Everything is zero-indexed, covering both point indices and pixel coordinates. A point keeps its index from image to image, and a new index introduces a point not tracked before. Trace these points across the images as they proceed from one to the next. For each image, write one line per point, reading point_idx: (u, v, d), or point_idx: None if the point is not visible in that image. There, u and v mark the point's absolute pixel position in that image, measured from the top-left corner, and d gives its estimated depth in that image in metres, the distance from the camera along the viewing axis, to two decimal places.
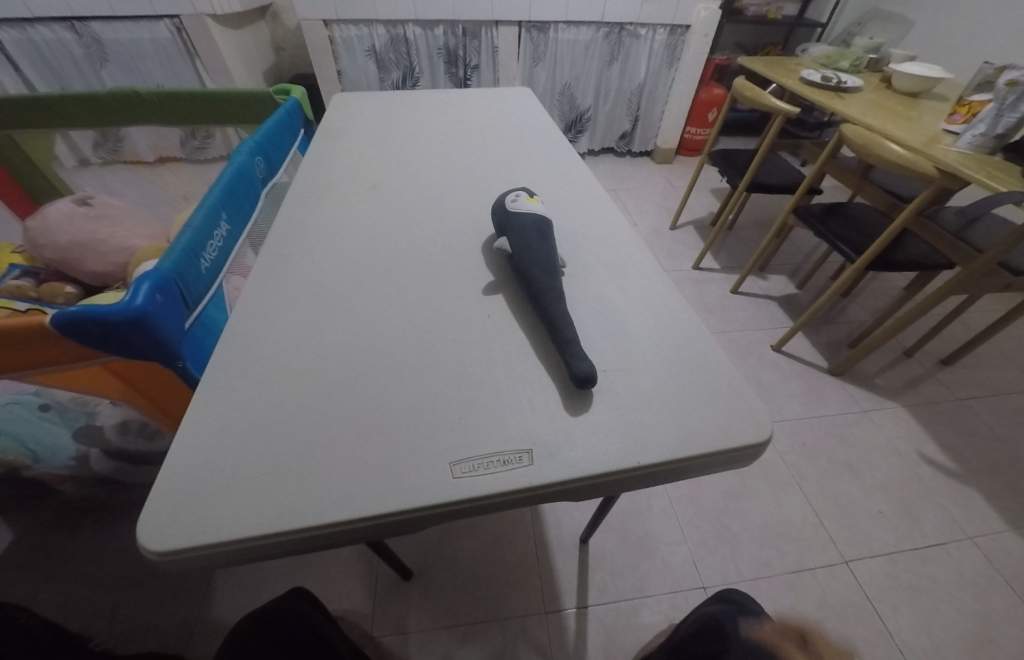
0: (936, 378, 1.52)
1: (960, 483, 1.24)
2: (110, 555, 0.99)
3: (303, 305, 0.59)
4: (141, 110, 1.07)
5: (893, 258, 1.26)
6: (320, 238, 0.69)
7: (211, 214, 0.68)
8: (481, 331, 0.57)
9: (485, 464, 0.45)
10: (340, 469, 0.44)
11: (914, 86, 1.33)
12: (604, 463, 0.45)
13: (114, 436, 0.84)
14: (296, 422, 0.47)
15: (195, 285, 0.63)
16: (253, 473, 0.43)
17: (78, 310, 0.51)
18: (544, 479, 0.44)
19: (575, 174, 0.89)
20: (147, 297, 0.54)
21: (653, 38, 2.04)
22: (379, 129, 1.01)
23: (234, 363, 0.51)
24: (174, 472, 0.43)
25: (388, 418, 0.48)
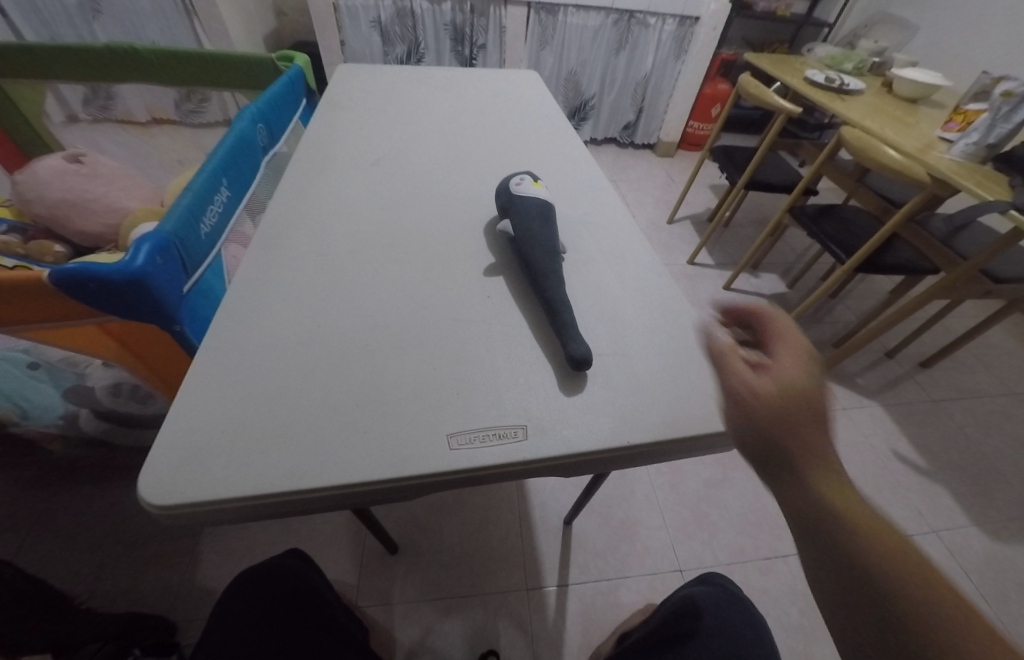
0: (914, 380, 1.57)
1: (929, 481, 1.30)
2: (98, 515, 1.00)
3: (305, 276, 0.59)
4: (137, 69, 1.04)
5: (881, 262, 1.30)
6: (323, 211, 0.69)
7: (212, 180, 0.67)
8: (482, 310, 0.58)
9: (482, 436, 0.46)
10: (340, 436, 0.45)
11: (913, 91, 1.34)
12: (591, 437, 0.47)
13: (103, 399, 0.84)
14: (298, 386, 0.48)
15: (194, 250, 0.63)
16: (256, 434, 0.44)
17: (78, 267, 0.51)
18: (537, 452, 0.46)
19: (579, 160, 0.89)
20: (148, 258, 0.53)
21: (661, 27, 2.01)
22: (384, 104, 1.00)
23: (238, 328, 0.52)
24: (176, 430, 0.44)
25: (388, 390, 0.49)
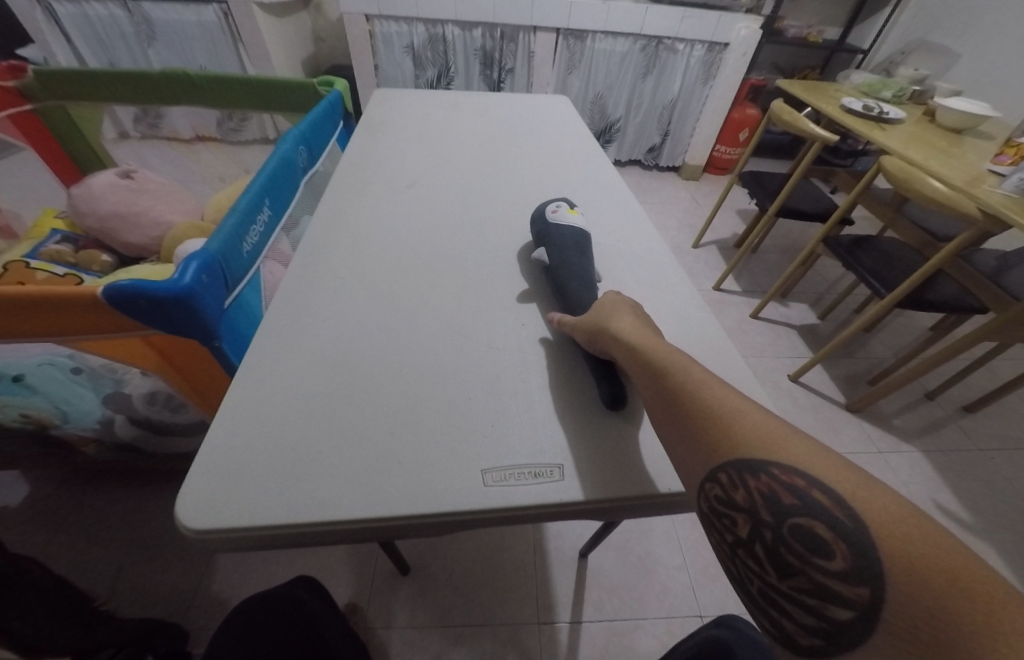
0: (956, 424, 1.48)
1: (975, 536, 1.20)
2: (124, 516, 1.00)
3: (339, 296, 0.58)
4: (180, 91, 1.08)
5: (924, 297, 1.23)
6: (358, 232, 0.69)
7: (255, 200, 0.66)
8: (514, 339, 0.56)
9: (519, 474, 0.43)
10: (373, 465, 0.43)
11: (958, 121, 1.28)
12: (639, 480, 0.44)
13: (141, 406, 0.77)
14: (329, 411, 0.46)
15: (236, 268, 0.61)
16: (288, 459, 0.42)
17: (129, 283, 0.49)
18: (582, 493, 0.43)
19: (611, 188, 0.87)
20: (195, 276, 0.52)
21: (690, 53, 2.01)
22: (418, 127, 1.00)
23: (271, 349, 0.51)
24: (213, 453, 0.42)
25: (422, 419, 0.47)
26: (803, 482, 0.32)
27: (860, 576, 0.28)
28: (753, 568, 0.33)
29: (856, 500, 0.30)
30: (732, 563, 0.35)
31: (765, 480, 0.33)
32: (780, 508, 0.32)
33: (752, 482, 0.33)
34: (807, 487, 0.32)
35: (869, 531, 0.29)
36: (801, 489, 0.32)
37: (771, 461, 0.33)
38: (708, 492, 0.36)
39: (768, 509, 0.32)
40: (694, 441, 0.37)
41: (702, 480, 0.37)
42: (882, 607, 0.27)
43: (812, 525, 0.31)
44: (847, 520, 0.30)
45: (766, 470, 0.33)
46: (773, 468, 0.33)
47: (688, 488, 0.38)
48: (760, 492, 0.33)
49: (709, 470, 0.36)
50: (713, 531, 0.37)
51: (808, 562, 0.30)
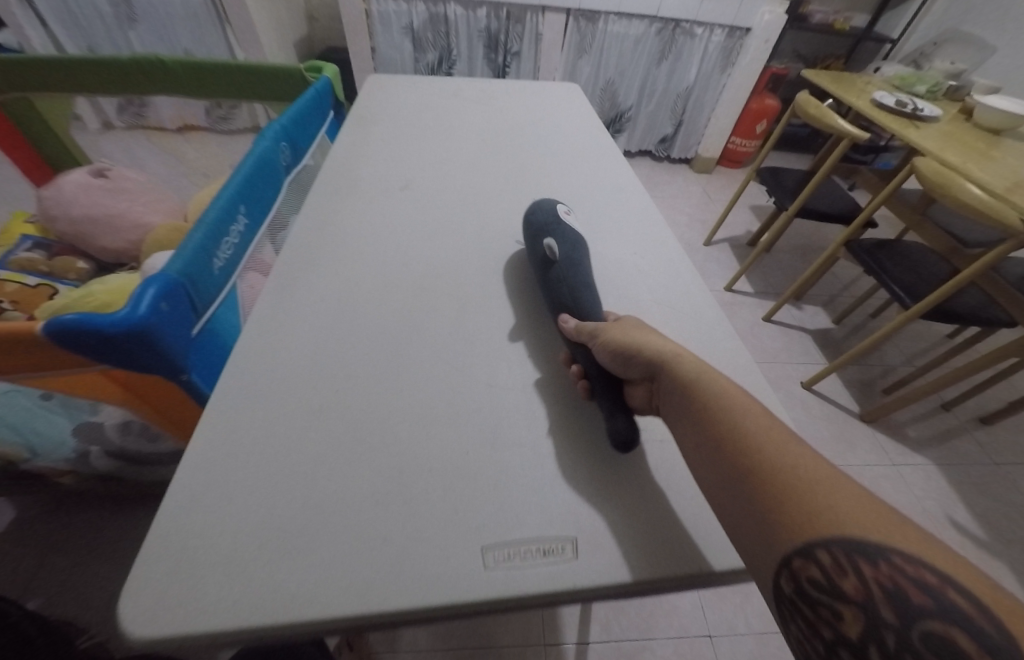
0: (971, 435, 1.44)
1: (989, 554, 1.18)
2: (116, 537, 0.93)
3: (319, 325, 0.52)
4: (162, 77, 1.00)
5: (951, 309, 1.18)
6: (343, 245, 0.62)
7: (231, 205, 0.56)
8: (522, 377, 0.50)
9: (524, 552, 0.38)
10: (354, 546, 0.37)
11: (998, 121, 1.20)
12: (666, 558, 0.38)
13: (114, 435, 0.70)
14: (306, 476, 0.40)
15: (208, 289, 0.51)
16: (254, 540, 0.36)
17: (73, 317, 0.40)
18: (601, 576, 0.37)
19: (630, 195, 0.80)
20: (151, 304, 0.42)
21: (708, 38, 1.90)
22: (418, 118, 0.91)
23: (242, 394, 0.45)
24: (165, 532, 0.36)
25: (417, 482, 0.41)
26: (935, 579, 0.27)
27: None
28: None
29: (1003, 609, 0.26)
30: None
31: (885, 570, 0.28)
32: (907, 608, 0.27)
33: (869, 570, 0.28)
34: (941, 587, 0.27)
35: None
36: (933, 588, 0.27)
37: (890, 548, 0.29)
38: (800, 573, 0.30)
39: (892, 605, 0.27)
40: (783, 509, 0.33)
41: (791, 557, 0.31)
42: None
43: (951, 635, 0.25)
44: (997, 634, 0.25)
45: (887, 558, 0.29)
46: (893, 556, 0.29)
47: (768, 565, 0.32)
48: (879, 583, 0.28)
49: (802, 547, 0.31)
50: (799, 621, 0.31)
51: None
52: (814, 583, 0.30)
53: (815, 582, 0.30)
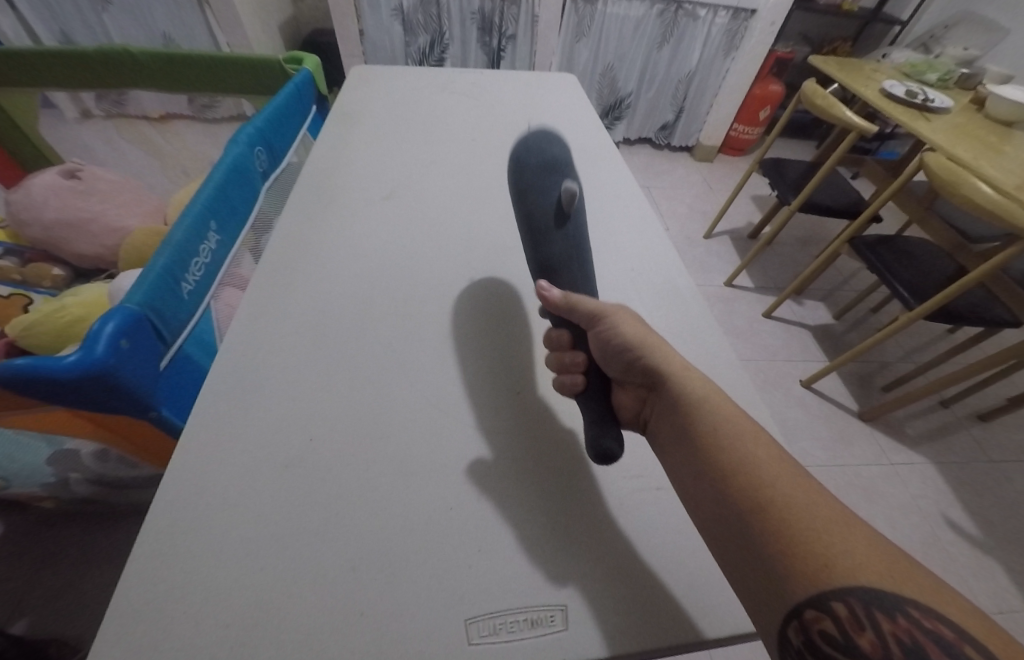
0: (969, 434, 1.43)
1: (983, 553, 1.18)
2: (99, 555, 0.91)
3: (297, 362, 0.49)
4: (134, 71, 0.95)
5: (953, 311, 1.15)
6: (321, 268, 0.59)
7: (199, 224, 0.53)
8: (513, 417, 0.48)
9: (508, 622, 0.36)
10: (330, 620, 0.35)
11: (1011, 113, 1.15)
12: (657, 624, 0.37)
13: (92, 463, 0.64)
14: (279, 538, 0.38)
15: (176, 318, 0.49)
16: (223, 614, 0.34)
17: (24, 362, 0.38)
18: (589, 649, 0.36)
19: (626, 200, 0.77)
20: (110, 345, 0.40)
21: (712, 20, 1.82)
22: (403, 116, 0.86)
23: (212, 441, 0.42)
24: (128, 610, 0.34)
25: (399, 541, 0.39)
26: (950, 633, 0.28)
27: None
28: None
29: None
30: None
31: (903, 625, 0.28)
32: None
33: (887, 626, 0.28)
34: (956, 642, 0.27)
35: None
36: (949, 645, 0.27)
37: (905, 601, 0.29)
38: (814, 625, 0.30)
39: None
40: (796, 556, 0.32)
41: (803, 608, 0.31)
42: None
43: None
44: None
45: (903, 612, 0.28)
46: (911, 610, 0.29)
47: (776, 614, 0.32)
48: (897, 639, 0.28)
49: (816, 598, 0.30)
50: None
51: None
52: (830, 639, 0.29)
53: (831, 639, 0.29)
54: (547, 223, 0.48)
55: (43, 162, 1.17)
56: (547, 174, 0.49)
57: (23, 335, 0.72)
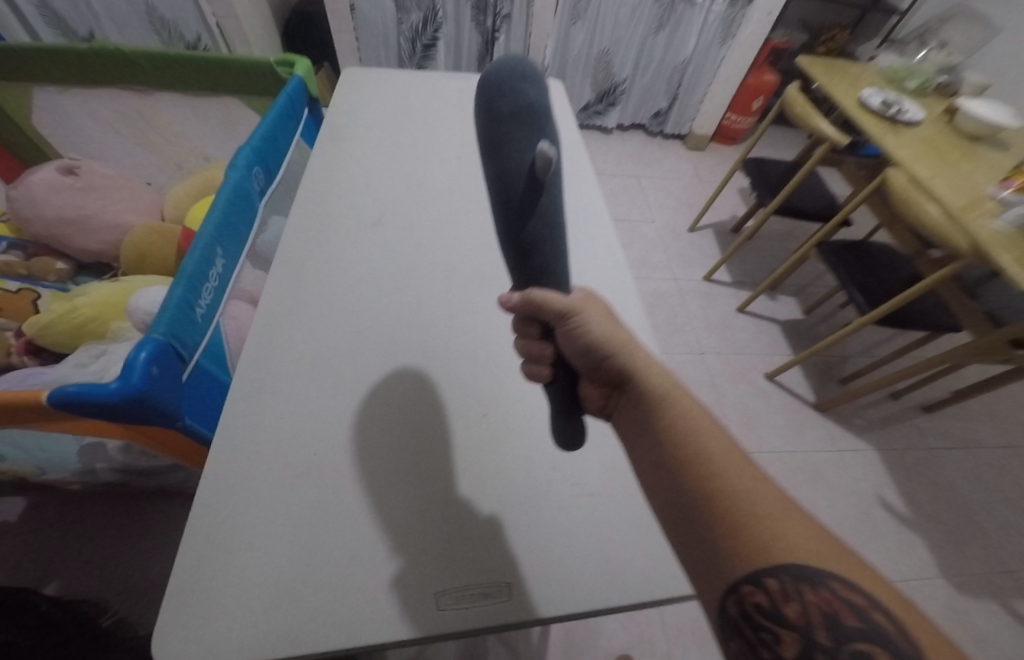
0: (914, 424, 1.56)
1: (910, 530, 1.32)
2: (118, 528, 1.05)
3: (302, 387, 0.61)
4: (128, 69, 0.98)
5: (901, 317, 1.25)
6: (322, 301, 0.69)
7: (207, 253, 0.61)
8: (476, 435, 0.60)
9: (467, 595, 0.49)
10: (335, 593, 0.47)
11: (978, 128, 1.20)
12: (580, 598, 0.50)
13: (118, 454, 0.78)
14: (291, 530, 0.51)
15: (193, 339, 0.58)
16: (256, 588, 0.47)
17: (76, 389, 0.47)
18: (524, 615, 0.48)
19: (591, 227, 0.86)
20: (144, 371, 0.49)
21: (709, 8, 1.80)
22: (392, 132, 0.93)
23: (239, 456, 0.55)
24: (186, 587, 0.47)
25: (386, 534, 0.51)
26: (864, 603, 0.33)
27: None
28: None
29: (914, 627, 0.32)
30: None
31: (824, 596, 0.33)
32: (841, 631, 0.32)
33: (810, 596, 0.33)
34: (869, 610, 0.32)
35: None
36: (863, 612, 0.32)
37: (828, 576, 0.34)
38: (748, 598, 0.35)
39: (826, 629, 0.32)
40: (734, 540, 0.38)
41: (741, 585, 0.36)
42: None
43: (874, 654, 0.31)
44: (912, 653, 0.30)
45: (826, 585, 0.34)
46: (833, 584, 0.34)
47: (719, 590, 0.37)
48: (818, 608, 0.33)
49: (752, 575, 0.36)
50: (743, 641, 0.36)
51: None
52: (761, 608, 0.34)
53: (763, 609, 0.34)
54: (519, 190, 0.44)
55: (37, 152, 1.20)
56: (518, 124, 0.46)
57: (41, 333, 0.82)
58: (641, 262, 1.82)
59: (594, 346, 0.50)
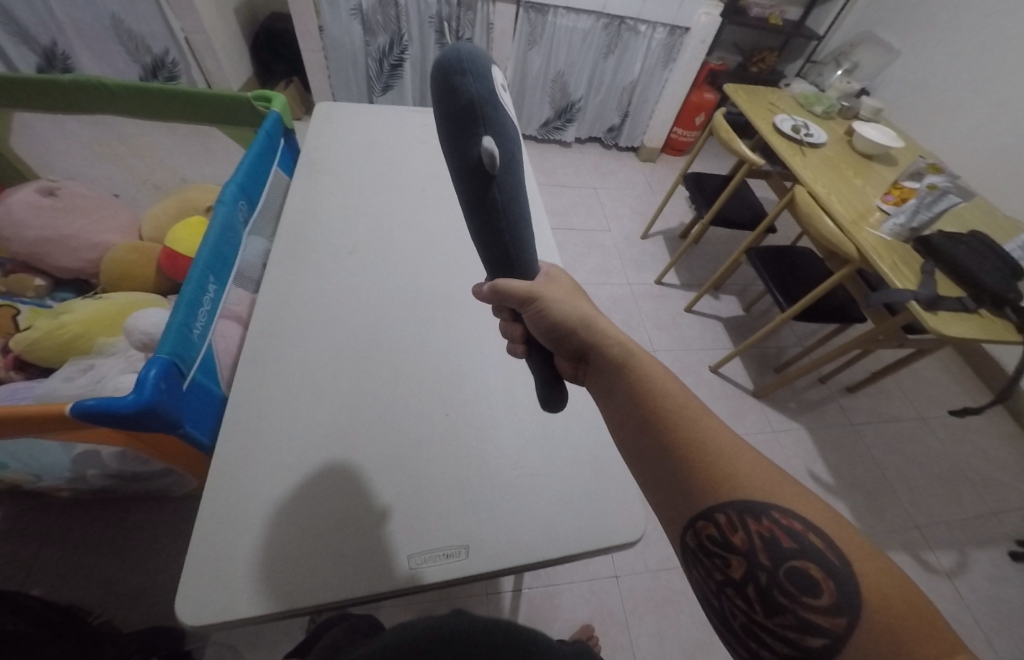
0: (838, 404, 1.76)
1: (834, 496, 1.51)
2: (97, 533, 1.09)
3: (289, 392, 0.72)
4: (109, 100, 1.06)
5: (816, 311, 1.43)
6: (301, 319, 0.80)
7: (200, 282, 0.71)
8: (439, 427, 0.72)
9: (434, 556, 0.60)
10: (325, 560, 0.59)
11: (870, 148, 1.41)
12: (525, 552, 0.62)
13: (112, 462, 0.83)
14: (285, 512, 0.61)
15: (192, 357, 0.67)
16: (257, 559, 0.58)
17: (94, 403, 0.56)
18: (480, 568, 0.61)
19: (541, 250, 0.99)
20: (154, 387, 0.59)
21: (651, 35, 1.99)
22: (363, 166, 1.07)
23: (236, 455, 0.65)
24: (196, 561, 0.57)
25: (364, 512, 0.63)
26: (799, 526, 0.40)
27: (844, 612, 0.36)
28: (741, 604, 0.41)
29: (840, 538, 0.39)
30: (719, 598, 0.42)
31: (765, 524, 0.41)
32: (777, 551, 0.40)
33: (753, 526, 0.41)
34: (803, 532, 0.40)
35: (851, 573, 0.38)
36: (797, 534, 0.40)
37: (771, 506, 0.41)
38: (703, 532, 0.43)
39: (767, 551, 0.40)
40: (695, 479, 0.45)
41: (697, 520, 0.44)
42: (853, 633, 0.36)
43: (807, 568, 0.39)
44: (836, 563, 0.38)
45: (767, 515, 0.41)
46: (774, 513, 0.41)
47: (681, 530, 0.45)
48: (760, 535, 0.40)
49: (706, 511, 0.44)
50: (702, 567, 0.44)
51: (797, 601, 0.38)
52: (712, 538, 0.43)
53: (715, 539, 0.43)
54: (471, 185, 0.44)
55: (13, 175, 1.25)
56: (464, 138, 0.42)
57: (27, 349, 0.88)
58: (599, 268, 1.97)
59: (561, 320, 0.55)
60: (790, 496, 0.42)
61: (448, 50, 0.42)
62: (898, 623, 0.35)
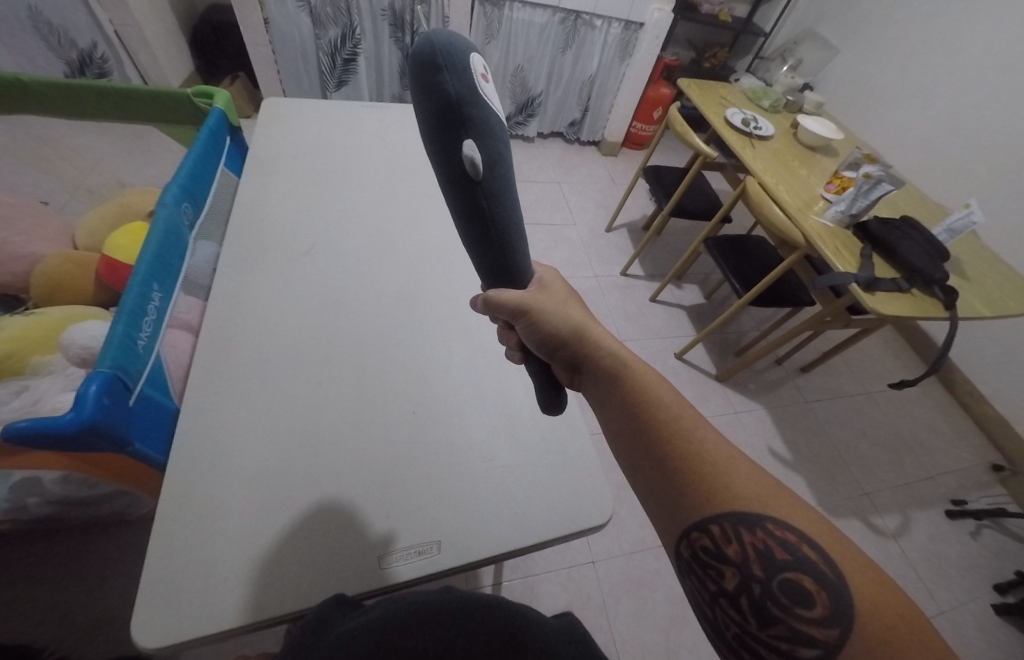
0: (794, 383, 1.86)
1: (793, 471, 1.60)
2: (46, 565, 1.02)
3: (247, 398, 0.70)
4: (30, 98, 0.99)
5: (770, 296, 1.50)
6: (256, 322, 0.78)
7: (142, 290, 0.68)
8: (406, 427, 0.72)
9: (408, 554, 0.60)
10: (292, 566, 0.58)
11: (813, 140, 1.48)
12: (496, 542, 0.63)
13: (54, 487, 0.77)
14: (247, 521, 0.60)
15: (138, 369, 0.64)
16: (219, 571, 0.56)
17: (28, 425, 0.52)
18: (452, 563, 0.61)
19: None
20: (95, 403, 0.56)
21: (607, 30, 2.02)
22: (318, 164, 1.04)
23: (190, 467, 0.63)
24: (153, 579, 0.54)
25: (330, 517, 0.62)
26: (794, 538, 0.42)
27: (837, 624, 0.38)
28: (734, 616, 0.42)
29: (830, 547, 0.41)
30: (713, 608, 0.44)
31: (759, 535, 0.42)
32: (769, 560, 0.42)
33: (747, 537, 0.42)
34: (797, 544, 0.42)
35: (843, 584, 0.40)
36: (791, 546, 0.42)
37: (765, 517, 0.43)
38: (697, 542, 0.45)
39: (761, 563, 0.42)
40: (691, 492, 0.46)
41: (691, 531, 0.45)
42: (842, 646, 0.38)
43: (801, 580, 0.41)
44: (827, 574, 0.40)
45: (761, 526, 0.43)
46: (768, 524, 0.43)
47: (675, 539, 0.46)
48: (754, 547, 0.42)
49: (698, 523, 0.45)
50: (696, 577, 0.45)
51: (790, 612, 0.40)
52: (707, 549, 0.44)
53: (708, 550, 0.44)
54: (457, 193, 0.43)
55: None
56: (447, 143, 0.41)
57: None
58: (566, 263, 1.99)
59: (552, 331, 0.56)
60: (771, 497, 0.44)
61: (421, 42, 0.39)
62: (885, 631, 0.38)
